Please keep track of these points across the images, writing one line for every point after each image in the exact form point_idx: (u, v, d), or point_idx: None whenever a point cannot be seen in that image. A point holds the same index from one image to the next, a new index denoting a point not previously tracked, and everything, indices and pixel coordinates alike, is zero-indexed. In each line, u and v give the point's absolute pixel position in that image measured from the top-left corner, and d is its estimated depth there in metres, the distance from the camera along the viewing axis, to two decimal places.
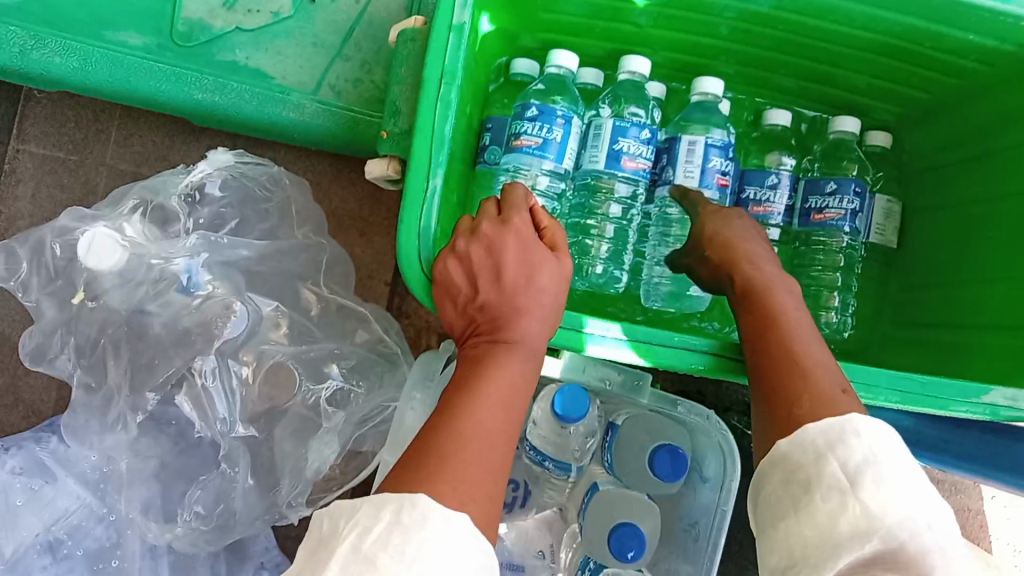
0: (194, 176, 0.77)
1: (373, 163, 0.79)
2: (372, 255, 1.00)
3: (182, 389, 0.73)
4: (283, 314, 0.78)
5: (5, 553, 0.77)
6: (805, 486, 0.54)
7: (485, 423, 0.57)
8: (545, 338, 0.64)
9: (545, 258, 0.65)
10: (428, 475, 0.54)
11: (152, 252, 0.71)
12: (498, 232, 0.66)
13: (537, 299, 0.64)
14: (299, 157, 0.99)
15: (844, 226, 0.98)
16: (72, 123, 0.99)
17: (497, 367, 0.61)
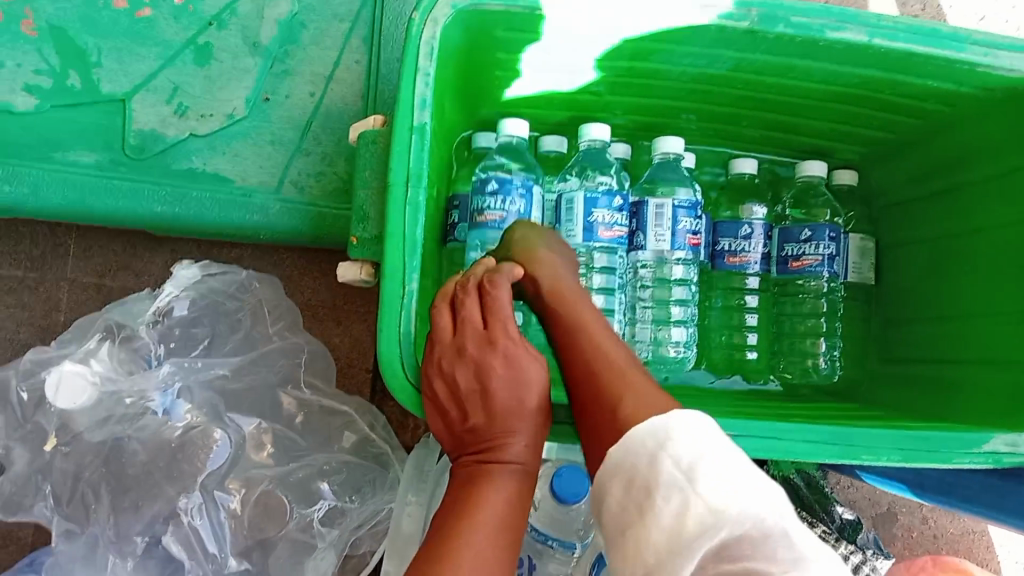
0: (162, 300, 0.76)
1: (346, 266, 0.77)
2: (350, 345, 0.98)
3: (169, 531, 0.69)
4: (266, 431, 0.75)
5: None
6: (645, 490, 0.48)
7: (484, 549, 0.59)
8: (536, 451, 0.66)
9: (532, 372, 0.66)
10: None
11: (125, 387, 0.70)
12: (484, 352, 0.66)
13: (523, 419, 0.65)
14: (268, 253, 0.97)
15: (822, 271, 0.98)
16: (29, 240, 0.96)
17: (486, 493, 0.62)
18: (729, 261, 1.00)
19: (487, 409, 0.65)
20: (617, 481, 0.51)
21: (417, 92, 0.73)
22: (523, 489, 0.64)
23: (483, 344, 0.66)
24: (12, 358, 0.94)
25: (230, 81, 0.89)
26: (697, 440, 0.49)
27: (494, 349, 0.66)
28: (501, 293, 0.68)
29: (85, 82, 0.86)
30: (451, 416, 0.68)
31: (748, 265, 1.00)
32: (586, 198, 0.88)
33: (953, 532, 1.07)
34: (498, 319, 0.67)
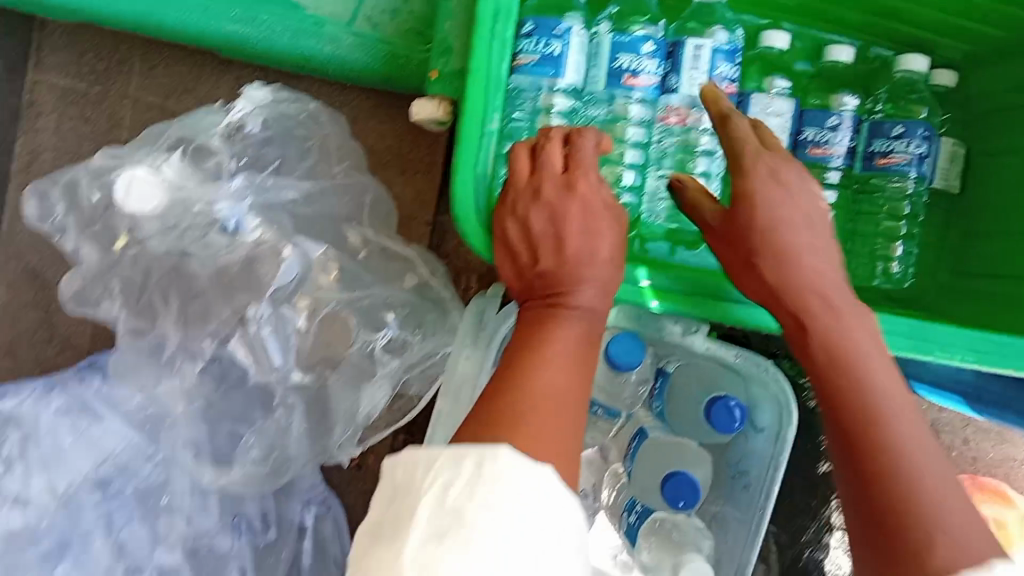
0: (235, 114, 0.73)
1: (419, 104, 0.72)
2: (413, 193, 0.96)
3: (235, 335, 0.71)
4: (332, 259, 0.73)
5: (58, 489, 0.79)
6: None
7: (554, 384, 0.57)
8: (605, 306, 0.63)
9: (614, 225, 0.64)
10: (498, 431, 0.53)
11: (195, 195, 0.68)
12: (561, 197, 0.64)
13: (597, 266, 0.63)
14: (335, 89, 0.94)
15: (909, 171, 0.93)
16: (93, 52, 0.93)
17: (555, 332, 0.60)
18: (811, 152, 0.96)
19: (560, 254, 0.63)
20: None
21: None
22: (591, 341, 0.62)
23: (564, 189, 0.64)
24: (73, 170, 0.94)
25: None
26: None
27: (576, 197, 0.64)
28: (584, 143, 0.66)
29: None
30: (519, 262, 0.65)
31: (830, 158, 0.96)
32: (615, 43, 0.85)
33: (991, 456, 1.06)
34: (581, 165, 0.65)
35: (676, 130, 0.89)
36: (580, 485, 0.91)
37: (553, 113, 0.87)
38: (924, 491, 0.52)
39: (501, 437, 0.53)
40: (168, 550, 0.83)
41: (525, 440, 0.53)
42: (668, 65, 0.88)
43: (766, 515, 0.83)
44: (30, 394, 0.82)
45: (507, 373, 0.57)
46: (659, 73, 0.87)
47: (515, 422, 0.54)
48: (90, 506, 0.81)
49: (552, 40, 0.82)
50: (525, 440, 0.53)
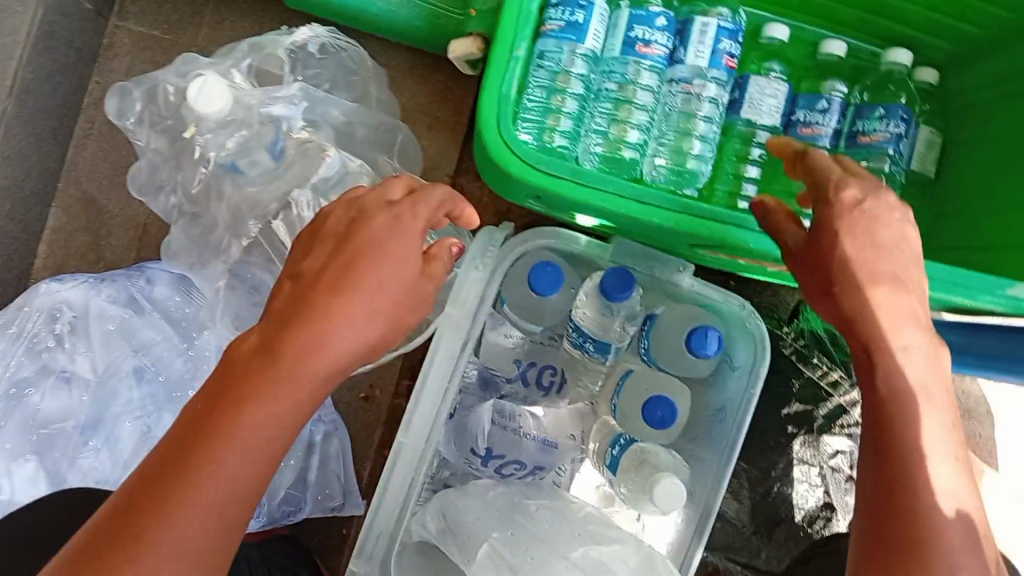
0: (298, 38, 0.83)
1: (459, 42, 0.85)
2: (438, 149, 1.07)
3: (280, 218, 0.80)
4: (367, 172, 0.84)
5: (98, 368, 0.85)
6: None
7: (258, 421, 0.54)
8: (362, 350, 0.59)
9: (372, 252, 0.60)
10: (162, 481, 0.51)
11: (254, 98, 0.77)
12: (348, 231, 0.62)
13: (349, 307, 0.58)
14: (378, 50, 1.06)
15: (889, 148, 1.03)
16: (169, 4, 1.06)
17: (265, 382, 0.55)
18: (801, 131, 1.06)
19: (317, 274, 0.60)
20: None
21: None
22: (323, 385, 0.58)
23: (348, 222, 0.63)
24: None
25: None
26: None
27: (388, 212, 0.63)
28: (427, 192, 0.66)
29: None
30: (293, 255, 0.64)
31: (819, 136, 1.05)
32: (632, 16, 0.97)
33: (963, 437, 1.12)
34: (411, 199, 0.65)
35: (680, 95, 1.01)
36: (571, 427, 0.98)
37: (573, 74, 0.99)
38: (911, 383, 0.60)
39: (160, 532, 0.50)
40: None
41: (175, 517, 0.50)
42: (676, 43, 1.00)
43: (737, 443, 0.90)
44: (102, 275, 0.88)
45: (213, 408, 0.54)
46: (669, 45, 0.99)
47: (190, 447, 0.52)
48: (125, 389, 0.85)
49: (576, 10, 0.94)
50: (209, 474, 0.51)
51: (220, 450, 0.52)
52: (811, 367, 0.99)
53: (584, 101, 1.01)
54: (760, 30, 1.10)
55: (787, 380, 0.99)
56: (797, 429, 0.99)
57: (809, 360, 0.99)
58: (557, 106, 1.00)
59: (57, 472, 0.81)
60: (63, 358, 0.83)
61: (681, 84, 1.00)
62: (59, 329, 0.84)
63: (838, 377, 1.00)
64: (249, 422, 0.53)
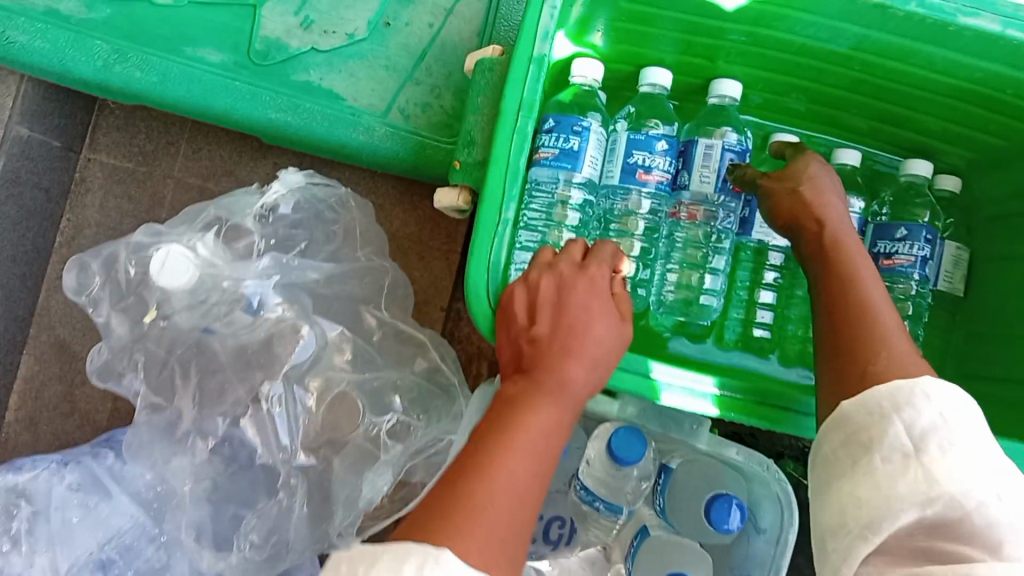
0: (268, 198, 0.78)
1: (445, 192, 0.78)
2: (429, 279, 1.00)
3: (248, 414, 0.73)
4: (348, 340, 0.78)
5: (60, 569, 0.75)
6: (866, 445, 0.54)
7: (514, 485, 0.55)
8: (592, 382, 0.64)
9: (589, 309, 0.66)
10: (465, 487, 0.55)
11: (224, 272, 0.73)
12: (575, 275, 0.69)
13: (591, 346, 0.65)
14: (363, 178, 1.00)
15: (913, 272, 0.96)
16: (143, 134, 1.00)
17: (530, 411, 0.60)
18: None
19: (535, 351, 0.65)
20: (839, 433, 0.56)
21: (542, 22, 0.72)
22: (568, 420, 0.62)
23: (554, 295, 0.67)
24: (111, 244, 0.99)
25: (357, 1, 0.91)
26: (950, 410, 0.52)
27: (584, 278, 0.69)
28: (601, 248, 0.72)
29: None
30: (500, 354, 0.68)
31: None
32: (631, 140, 0.90)
33: None
34: (595, 258, 0.71)
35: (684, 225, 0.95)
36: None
37: (570, 204, 0.93)
38: (860, 302, 0.62)
39: (460, 541, 0.51)
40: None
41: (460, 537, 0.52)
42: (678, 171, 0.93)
43: None
44: (58, 456, 0.81)
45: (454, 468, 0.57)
46: (670, 170, 0.91)
47: (472, 506, 0.53)
48: None
49: (571, 136, 0.88)
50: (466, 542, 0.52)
51: (490, 481, 0.55)
52: None
53: (582, 230, 0.95)
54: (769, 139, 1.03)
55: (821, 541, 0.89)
56: None
57: None
58: (554, 239, 0.94)
59: None
60: (17, 560, 0.74)
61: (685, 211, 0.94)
62: (16, 526, 0.75)
63: None
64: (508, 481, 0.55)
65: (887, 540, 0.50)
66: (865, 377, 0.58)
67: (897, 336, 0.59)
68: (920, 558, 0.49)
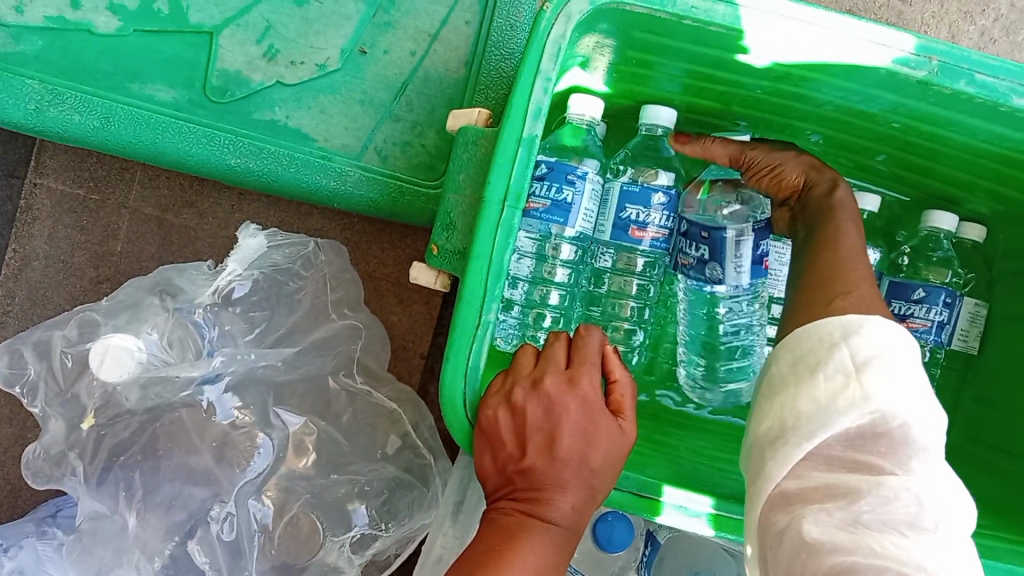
0: (222, 280, 0.71)
1: (420, 270, 0.71)
2: (408, 325, 0.93)
3: (193, 539, 0.67)
4: (311, 431, 0.72)
5: None
6: (812, 367, 0.50)
7: None
8: (583, 513, 0.60)
9: (589, 432, 0.60)
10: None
11: (172, 371, 0.67)
12: (562, 391, 0.61)
13: (587, 477, 0.59)
14: (337, 214, 0.91)
15: (929, 338, 0.86)
16: (94, 158, 0.91)
17: (525, 553, 0.56)
18: None
19: (530, 476, 0.59)
20: (787, 356, 0.52)
21: (535, 96, 0.63)
22: (560, 556, 0.58)
23: (547, 413, 0.60)
24: (61, 279, 0.91)
25: (328, 26, 0.80)
26: (890, 342, 0.49)
27: (573, 393, 0.61)
28: (590, 340, 0.64)
29: (173, 8, 0.78)
30: (486, 464, 0.62)
31: None
32: (625, 192, 0.80)
33: None
34: (585, 363, 0.62)
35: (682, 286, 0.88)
36: None
37: (558, 260, 0.84)
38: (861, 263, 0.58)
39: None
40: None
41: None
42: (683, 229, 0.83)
43: None
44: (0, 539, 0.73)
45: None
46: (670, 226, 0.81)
47: None
48: None
49: (564, 186, 0.77)
50: None
51: None
52: None
53: (574, 289, 0.87)
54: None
55: None
56: None
57: None
58: (540, 295, 0.86)
59: None
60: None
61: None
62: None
63: None
64: None
65: (818, 446, 0.48)
66: (830, 307, 0.54)
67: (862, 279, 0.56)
68: (836, 469, 0.47)
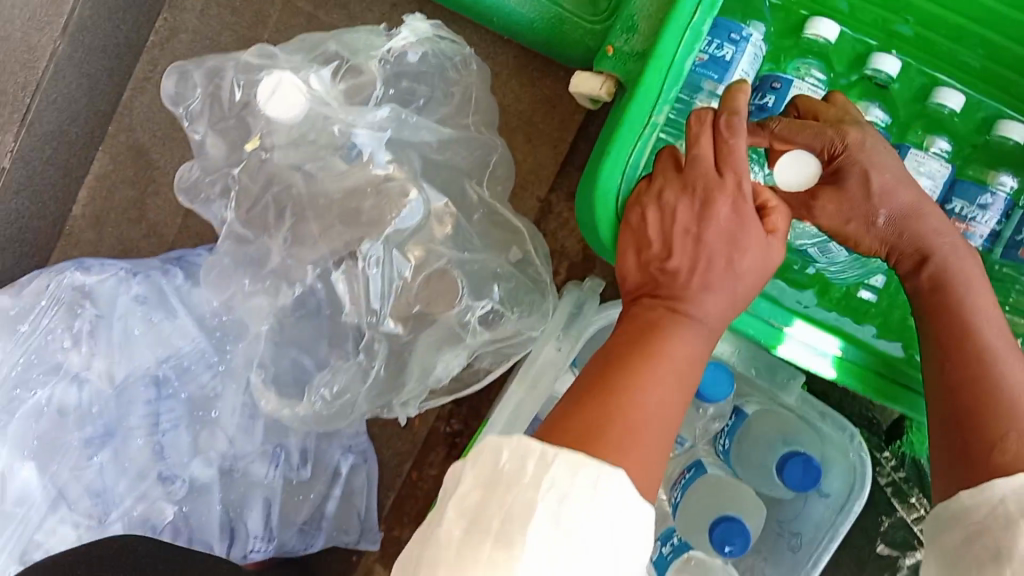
0: (397, 43, 0.72)
1: (584, 77, 0.70)
2: (531, 165, 0.93)
3: (341, 267, 0.72)
4: (451, 212, 0.75)
5: (115, 377, 0.75)
6: (995, 555, 0.50)
7: (659, 410, 0.53)
8: (727, 315, 0.59)
9: (744, 239, 0.59)
10: (614, 415, 0.51)
11: (337, 116, 0.70)
12: (716, 192, 0.59)
13: (733, 279, 0.59)
14: (485, 41, 0.92)
15: None
16: None
17: (673, 340, 0.56)
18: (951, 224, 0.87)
19: (675, 273, 0.59)
20: (959, 527, 0.53)
21: None
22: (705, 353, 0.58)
23: (700, 220, 0.59)
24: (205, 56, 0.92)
25: None
26: None
27: (729, 195, 0.59)
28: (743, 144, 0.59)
29: None
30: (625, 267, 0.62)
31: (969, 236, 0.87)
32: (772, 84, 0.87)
33: None
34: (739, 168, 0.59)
35: None
36: None
37: None
38: (1000, 328, 0.60)
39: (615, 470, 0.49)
40: (203, 464, 0.79)
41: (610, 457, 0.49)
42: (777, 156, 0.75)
43: None
44: (131, 264, 0.77)
45: (597, 391, 0.53)
46: None
47: (619, 427, 0.50)
48: (140, 404, 0.77)
49: (725, 44, 0.78)
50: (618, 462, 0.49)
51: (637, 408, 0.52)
52: (908, 505, 0.86)
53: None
54: (930, 91, 0.92)
55: (877, 514, 0.88)
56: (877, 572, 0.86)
57: (906, 496, 0.87)
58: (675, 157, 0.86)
59: (54, 487, 0.74)
60: (78, 360, 0.74)
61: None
62: (79, 326, 0.75)
63: None
64: (653, 410, 0.52)
65: None
66: (995, 447, 0.54)
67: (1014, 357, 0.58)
68: None
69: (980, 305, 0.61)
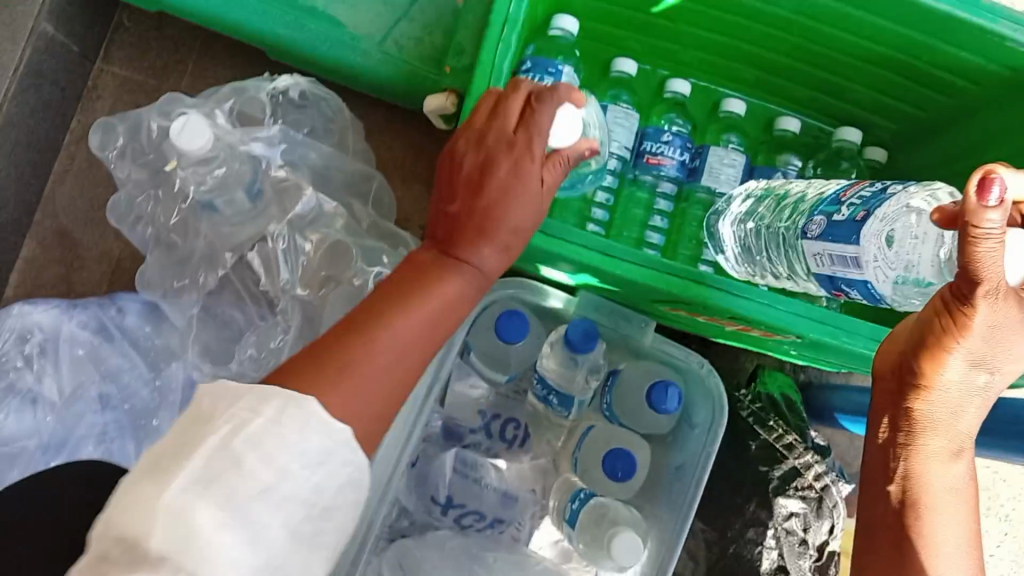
0: (281, 84, 0.88)
1: (432, 97, 0.88)
2: (409, 201, 1.09)
3: (256, 248, 0.86)
4: (341, 212, 0.89)
5: (63, 393, 0.82)
6: None
7: (402, 335, 0.62)
8: (499, 266, 0.70)
9: (513, 199, 0.68)
10: (334, 364, 0.58)
11: (236, 136, 0.82)
12: (501, 149, 0.69)
13: (505, 227, 0.68)
14: (357, 103, 1.10)
15: None
16: (155, 51, 1.09)
17: (437, 280, 0.66)
18: None
19: (453, 221, 0.69)
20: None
21: None
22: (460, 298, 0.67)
23: (480, 168, 0.69)
24: None
25: None
26: None
27: (511, 154, 0.68)
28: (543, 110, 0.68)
29: None
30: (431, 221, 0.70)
31: None
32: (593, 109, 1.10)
33: None
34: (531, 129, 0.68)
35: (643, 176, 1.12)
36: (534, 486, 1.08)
37: None
38: (953, 407, 0.67)
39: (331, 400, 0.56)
40: None
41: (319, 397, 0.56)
42: (878, 189, 0.67)
43: (695, 499, 0.93)
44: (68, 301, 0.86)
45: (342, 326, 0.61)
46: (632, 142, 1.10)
47: (370, 347, 0.60)
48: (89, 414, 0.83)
49: (545, 76, 0.99)
50: (354, 380, 0.58)
51: (384, 336, 0.61)
52: (768, 428, 1.01)
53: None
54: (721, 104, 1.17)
55: (745, 441, 1.01)
56: (755, 491, 0.98)
57: (766, 422, 1.02)
58: None
59: None
60: (29, 379, 0.81)
61: (646, 155, 1.09)
62: (27, 350, 0.82)
63: (792, 440, 1.00)
64: (399, 335, 0.61)
65: None
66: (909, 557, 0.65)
67: (947, 436, 0.67)
68: None
69: (951, 459, 0.68)
